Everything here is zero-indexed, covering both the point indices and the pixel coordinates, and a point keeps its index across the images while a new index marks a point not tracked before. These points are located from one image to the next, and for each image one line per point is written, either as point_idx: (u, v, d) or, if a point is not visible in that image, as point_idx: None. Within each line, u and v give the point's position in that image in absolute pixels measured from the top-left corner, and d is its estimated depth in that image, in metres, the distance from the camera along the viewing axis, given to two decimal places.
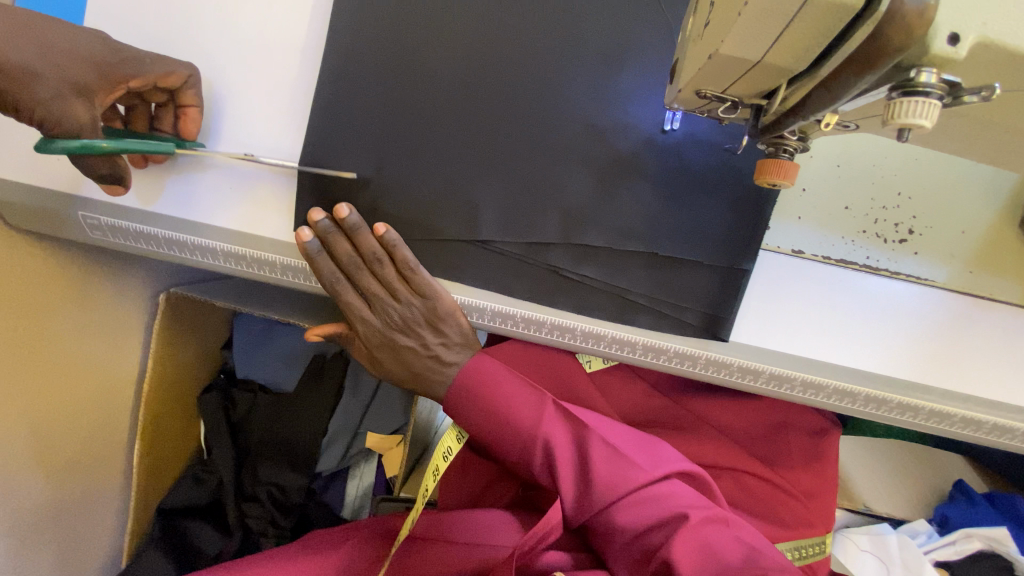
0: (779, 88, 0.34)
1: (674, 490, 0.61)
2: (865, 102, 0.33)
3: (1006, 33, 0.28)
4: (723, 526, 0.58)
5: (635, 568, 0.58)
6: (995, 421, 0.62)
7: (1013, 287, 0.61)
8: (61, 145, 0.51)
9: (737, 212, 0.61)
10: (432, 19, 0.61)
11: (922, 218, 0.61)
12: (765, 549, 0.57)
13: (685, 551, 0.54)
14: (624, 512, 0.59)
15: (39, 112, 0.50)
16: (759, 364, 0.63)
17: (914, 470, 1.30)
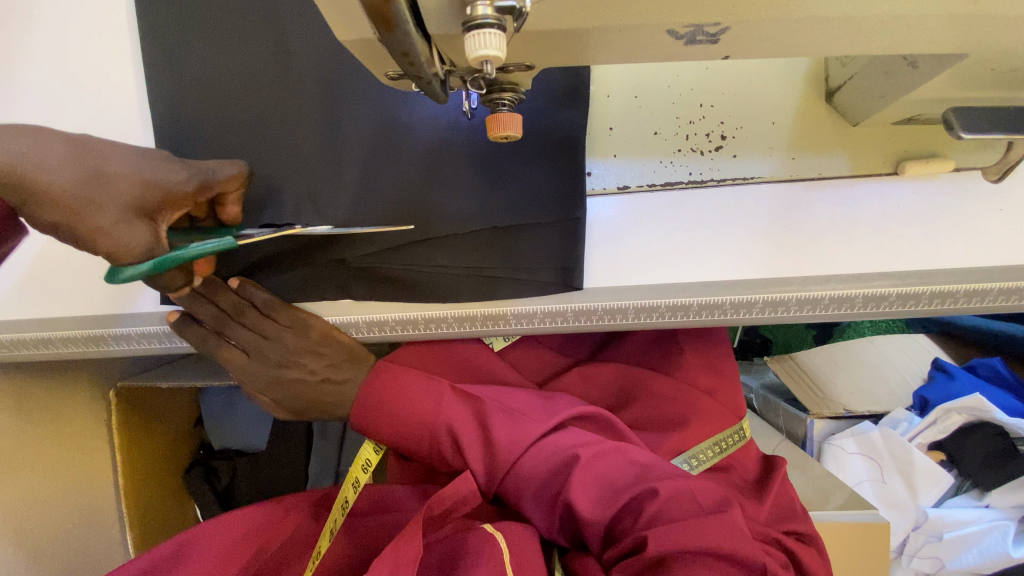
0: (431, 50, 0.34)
1: (567, 435, 0.66)
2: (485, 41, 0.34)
3: None
4: (617, 454, 0.64)
5: (548, 513, 0.63)
6: (865, 293, 0.63)
7: (839, 159, 0.62)
8: (130, 273, 0.50)
9: (558, 165, 0.63)
10: (233, 70, 0.65)
11: (733, 121, 0.63)
12: (657, 464, 0.64)
13: (582, 487, 0.60)
14: (524, 468, 0.64)
15: (104, 244, 0.50)
16: (622, 302, 0.65)
17: (881, 370, 1.34)
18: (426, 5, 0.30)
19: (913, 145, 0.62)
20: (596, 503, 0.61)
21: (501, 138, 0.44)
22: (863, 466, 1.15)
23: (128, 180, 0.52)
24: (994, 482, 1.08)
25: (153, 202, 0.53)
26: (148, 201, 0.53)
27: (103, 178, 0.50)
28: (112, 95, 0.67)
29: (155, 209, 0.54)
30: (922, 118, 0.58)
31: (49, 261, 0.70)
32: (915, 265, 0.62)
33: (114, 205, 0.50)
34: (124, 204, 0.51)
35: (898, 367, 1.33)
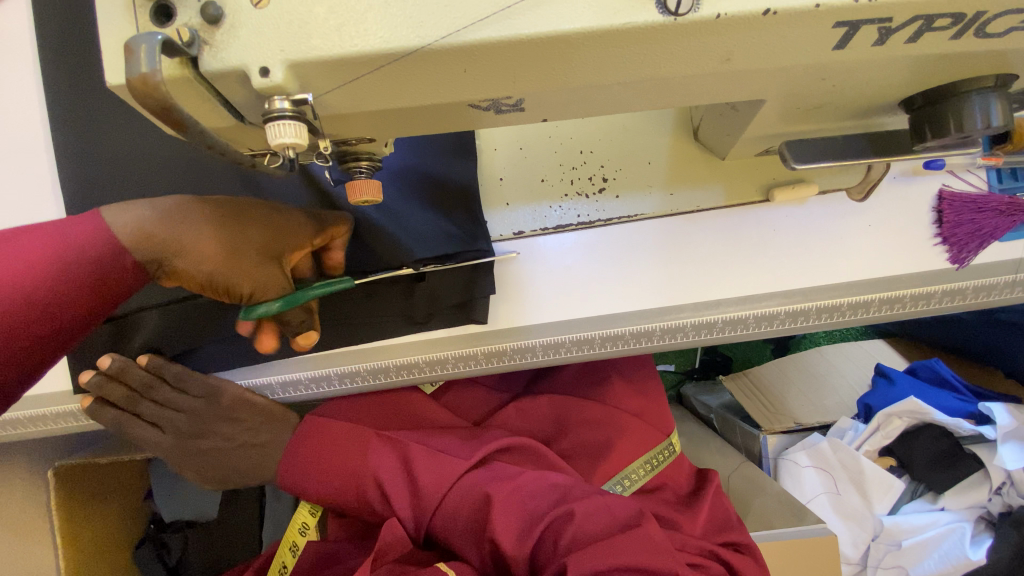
0: (260, 135, 0.37)
1: (491, 470, 0.66)
2: (325, 123, 0.37)
3: (307, 44, 0.30)
4: (538, 480, 0.66)
5: (476, 550, 0.62)
6: (754, 314, 0.66)
7: (713, 191, 0.66)
8: (268, 309, 0.52)
9: (453, 214, 0.66)
10: (133, 150, 0.67)
11: (611, 164, 0.67)
12: (578, 486, 0.66)
13: (504, 517, 0.60)
14: (448, 507, 0.64)
15: (247, 289, 0.50)
16: (528, 341, 0.67)
17: (829, 379, 1.37)
18: (233, 99, 0.33)
19: (780, 172, 0.66)
20: (517, 534, 0.60)
21: (364, 203, 0.46)
22: (821, 480, 1.16)
23: (264, 229, 0.51)
24: (944, 484, 1.11)
25: (283, 246, 0.52)
26: (277, 246, 0.52)
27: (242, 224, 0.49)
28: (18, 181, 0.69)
29: (285, 253, 0.53)
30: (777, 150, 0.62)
31: None
32: (796, 283, 0.66)
33: (255, 253, 0.49)
34: (263, 252, 0.50)
35: (845, 376, 1.37)
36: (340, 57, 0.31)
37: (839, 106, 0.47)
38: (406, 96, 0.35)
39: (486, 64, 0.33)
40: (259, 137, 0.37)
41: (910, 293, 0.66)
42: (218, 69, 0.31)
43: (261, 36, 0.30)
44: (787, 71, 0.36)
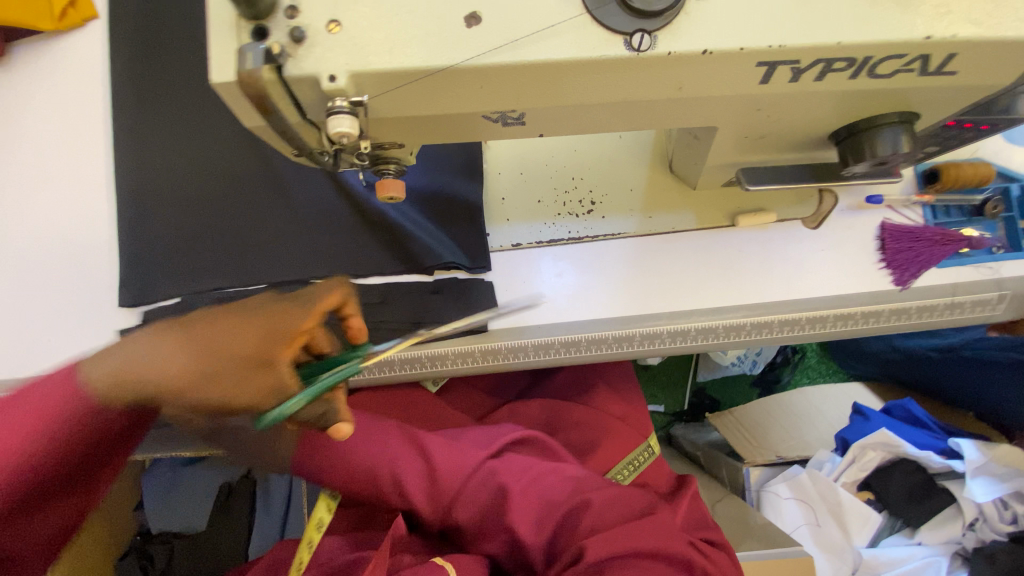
0: (316, 132, 0.47)
1: (506, 464, 0.70)
2: (369, 125, 0.47)
3: (366, 60, 0.41)
4: (553, 474, 0.70)
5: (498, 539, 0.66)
6: (723, 324, 0.75)
7: (685, 216, 0.77)
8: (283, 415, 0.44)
9: (461, 225, 0.76)
10: (188, 165, 0.79)
11: (598, 191, 0.77)
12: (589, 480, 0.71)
13: (524, 510, 0.66)
14: (466, 501, 0.68)
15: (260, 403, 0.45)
16: (522, 340, 0.75)
17: (809, 417, 1.43)
18: (303, 100, 0.43)
19: (744, 201, 0.76)
20: (533, 524, 0.66)
21: (388, 199, 0.56)
22: (801, 511, 1.19)
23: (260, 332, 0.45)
24: (921, 519, 1.14)
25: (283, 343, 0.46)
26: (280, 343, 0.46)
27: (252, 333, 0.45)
28: (82, 184, 0.79)
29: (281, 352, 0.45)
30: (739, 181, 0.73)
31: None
32: (759, 298, 0.74)
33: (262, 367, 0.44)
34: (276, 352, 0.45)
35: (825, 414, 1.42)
36: (389, 70, 0.41)
37: (782, 138, 0.57)
38: (435, 105, 0.45)
39: (498, 82, 0.43)
40: (315, 133, 0.47)
41: (861, 311, 0.75)
42: (297, 74, 0.41)
43: (332, 53, 0.41)
44: (728, 99, 0.46)
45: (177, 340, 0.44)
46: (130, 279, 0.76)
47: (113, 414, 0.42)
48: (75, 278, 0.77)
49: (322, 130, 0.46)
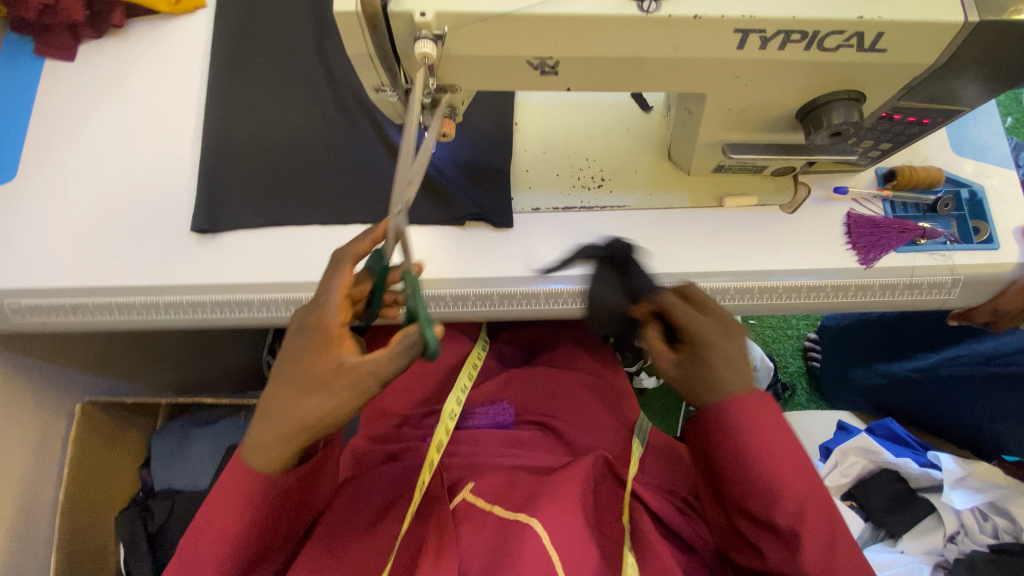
0: (404, 67, 0.64)
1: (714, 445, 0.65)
2: (441, 61, 0.62)
3: (448, 4, 0.57)
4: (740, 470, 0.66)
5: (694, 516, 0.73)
6: (709, 287, 0.86)
7: (680, 195, 0.90)
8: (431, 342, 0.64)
9: (490, 188, 0.90)
10: (265, 123, 0.94)
11: (608, 170, 0.92)
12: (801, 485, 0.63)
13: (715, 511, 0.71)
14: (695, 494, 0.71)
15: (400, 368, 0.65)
16: (534, 287, 0.86)
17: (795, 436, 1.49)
18: (397, 32, 0.59)
19: (730, 186, 0.90)
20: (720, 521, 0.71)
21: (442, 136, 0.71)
22: None
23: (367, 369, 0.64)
24: (903, 526, 1.18)
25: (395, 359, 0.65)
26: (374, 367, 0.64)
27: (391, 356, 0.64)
28: (172, 133, 0.94)
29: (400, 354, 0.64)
30: (726, 166, 0.87)
31: (81, 241, 0.88)
32: (742, 265, 0.86)
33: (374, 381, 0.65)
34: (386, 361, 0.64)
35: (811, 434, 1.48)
36: (465, 12, 0.57)
37: (756, 115, 0.72)
38: (492, 47, 0.60)
39: (542, 31, 0.58)
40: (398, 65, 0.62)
41: (831, 284, 0.86)
42: (397, 10, 0.57)
43: None
44: (710, 62, 0.62)
45: (344, 315, 0.66)
46: (203, 210, 0.88)
47: (308, 379, 0.64)
48: (154, 206, 0.90)
49: (408, 64, 0.63)
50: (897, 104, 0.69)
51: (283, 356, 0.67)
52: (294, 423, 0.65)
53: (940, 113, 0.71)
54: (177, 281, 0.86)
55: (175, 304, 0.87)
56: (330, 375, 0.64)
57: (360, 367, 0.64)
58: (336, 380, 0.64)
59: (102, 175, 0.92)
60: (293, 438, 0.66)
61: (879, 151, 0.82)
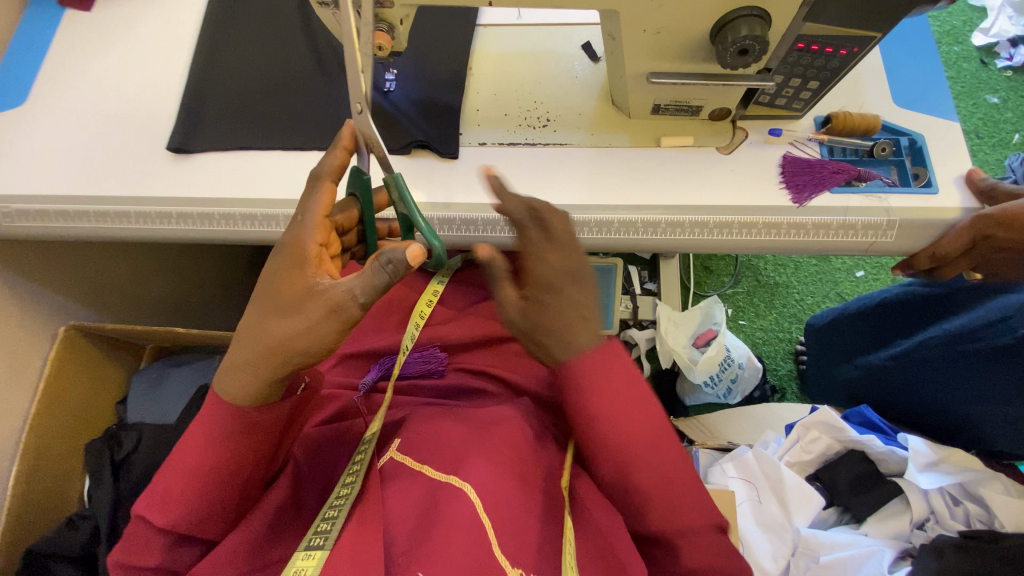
0: None
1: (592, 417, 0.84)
2: None
3: None
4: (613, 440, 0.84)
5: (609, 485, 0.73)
6: (641, 219, 0.88)
7: (621, 136, 0.94)
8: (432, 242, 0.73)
9: (440, 122, 0.95)
10: (244, 63, 1.03)
11: (553, 112, 0.96)
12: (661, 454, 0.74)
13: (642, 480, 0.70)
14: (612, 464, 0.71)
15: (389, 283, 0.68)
16: (473, 214, 0.90)
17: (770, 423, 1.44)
18: None
19: (669, 128, 0.93)
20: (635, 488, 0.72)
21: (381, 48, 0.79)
22: (745, 490, 1.17)
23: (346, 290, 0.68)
24: (866, 509, 1.13)
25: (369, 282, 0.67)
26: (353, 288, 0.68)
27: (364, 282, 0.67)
28: (163, 70, 1.04)
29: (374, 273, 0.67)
30: (664, 106, 0.90)
31: (69, 157, 0.97)
32: (676, 199, 0.88)
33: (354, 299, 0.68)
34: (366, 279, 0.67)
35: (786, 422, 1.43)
36: None
37: (674, 39, 0.76)
38: None
39: None
40: None
41: (763, 222, 0.87)
42: None
43: None
44: None
45: (321, 238, 0.73)
46: (177, 133, 0.97)
47: (286, 301, 0.71)
48: (137, 131, 0.99)
49: None
50: (805, 27, 0.73)
51: (264, 284, 0.73)
52: (273, 347, 0.71)
53: (856, 41, 0.74)
54: (146, 193, 0.94)
55: (143, 215, 0.94)
56: (304, 294, 0.70)
57: (334, 288, 0.68)
58: (312, 299, 0.69)
59: (97, 103, 1.02)
60: (273, 364, 0.72)
61: (809, 91, 0.85)
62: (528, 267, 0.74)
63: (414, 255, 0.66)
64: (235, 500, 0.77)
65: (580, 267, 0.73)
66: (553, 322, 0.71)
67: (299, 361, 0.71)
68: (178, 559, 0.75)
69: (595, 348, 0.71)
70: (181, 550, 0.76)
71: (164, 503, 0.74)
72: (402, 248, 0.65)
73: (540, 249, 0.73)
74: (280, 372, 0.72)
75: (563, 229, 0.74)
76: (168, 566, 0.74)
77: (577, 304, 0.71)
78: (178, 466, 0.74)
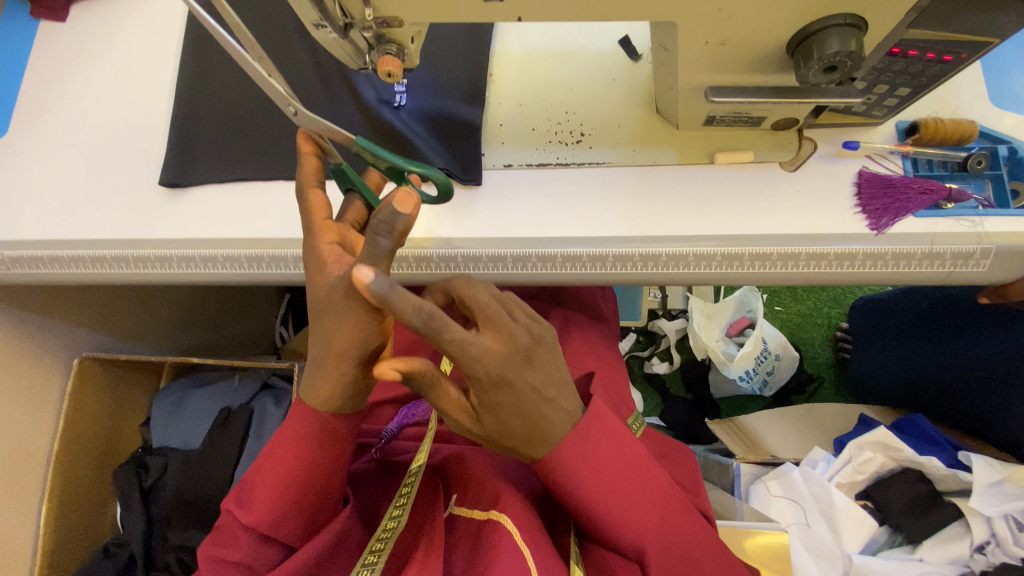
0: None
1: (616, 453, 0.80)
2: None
3: None
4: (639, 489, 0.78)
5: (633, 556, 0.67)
6: (695, 252, 0.76)
7: (667, 152, 0.82)
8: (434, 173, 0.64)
9: (459, 141, 0.84)
10: (237, 75, 0.92)
11: (589, 125, 0.84)
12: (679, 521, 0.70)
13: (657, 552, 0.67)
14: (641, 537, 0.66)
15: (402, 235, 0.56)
16: (500, 250, 0.79)
17: (813, 429, 1.36)
18: None
19: (724, 141, 0.81)
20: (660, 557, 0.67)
21: (387, 74, 0.66)
22: (790, 510, 1.13)
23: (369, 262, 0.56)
24: (924, 533, 1.06)
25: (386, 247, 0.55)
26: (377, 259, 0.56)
27: (378, 249, 0.55)
28: (150, 89, 0.94)
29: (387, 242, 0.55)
30: (719, 118, 0.78)
31: (59, 198, 0.89)
32: (734, 229, 0.77)
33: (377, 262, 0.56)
34: (379, 250, 0.55)
35: (832, 428, 1.35)
36: None
37: (740, 49, 0.63)
38: None
39: None
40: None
41: (836, 252, 0.75)
42: None
43: None
44: None
45: (330, 237, 0.62)
46: (170, 165, 0.87)
47: (319, 310, 0.62)
48: (127, 163, 0.90)
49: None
50: (908, 37, 0.62)
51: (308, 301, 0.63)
52: (329, 358, 0.63)
53: (963, 45, 0.62)
54: (142, 236, 0.85)
55: (139, 258, 0.85)
56: (332, 299, 0.61)
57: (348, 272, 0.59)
58: (345, 301, 0.60)
59: (83, 131, 0.93)
60: (336, 370, 0.64)
61: (895, 99, 0.72)
62: (463, 370, 0.57)
63: (405, 202, 0.54)
64: (314, 510, 0.70)
65: (532, 343, 0.60)
66: (518, 425, 0.61)
67: (357, 355, 0.62)
68: (258, 559, 0.70)
69: (573, 427, 0.64)
70: (267, 548, 0.70)
71: (251, 499, 0.69)
72: (388, 202, 0.53)
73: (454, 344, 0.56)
74: (351, 373, 0.64)
75: (490, 303, 0.60)
76: (249, 563, 0.69)
77: (539, 386, 0.61)
78: (265, 466, 0.69)
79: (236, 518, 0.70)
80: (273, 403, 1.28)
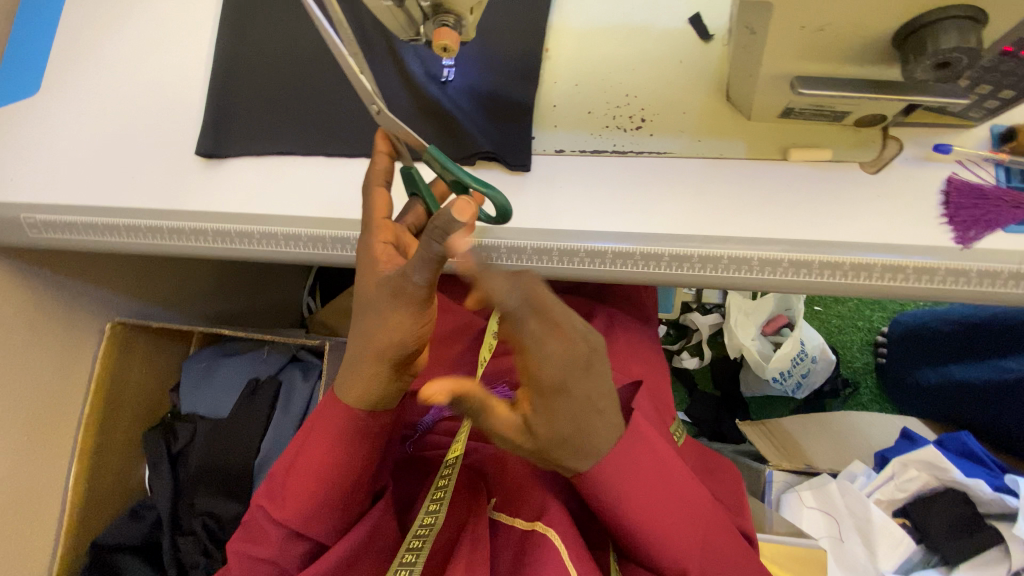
0: None
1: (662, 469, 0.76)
2: None
3: None
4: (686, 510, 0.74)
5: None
6: (759, 256, 0.71)
7: (734, 144, 0.75)
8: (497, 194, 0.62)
9: (510, 122, 0.79)
10: (278, 39, 0.87)
11: (650, 110, 0.78)
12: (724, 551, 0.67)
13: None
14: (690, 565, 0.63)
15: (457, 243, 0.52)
16: (547, 242, 0.74)
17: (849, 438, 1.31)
18: None
19: (798, 136, 0.74)
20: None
21: (442, 49, 0.61)
22: (822, 522, 1.09)
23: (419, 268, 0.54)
24: (963, 556, 1.01)
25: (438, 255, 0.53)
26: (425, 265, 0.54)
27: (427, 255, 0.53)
28: (188, 51, 0.90)
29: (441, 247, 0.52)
30: (797, 111, 0.71)
31: (96, 162, 0.86)
32: (803, 234, 0.71)
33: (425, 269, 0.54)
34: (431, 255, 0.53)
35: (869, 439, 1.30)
36: None
37: (836, 35, 0.57)
38: None
39: None
40: None
41: (914, 265, 0.69)
42: None
43: None
44: None
45: (386, 237, 0.61)
46: (208, 133, 0.84)
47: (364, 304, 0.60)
48: (164, 129, 0.87)
49: None
50: None
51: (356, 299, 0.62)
52: (366, 356, 0.60)
53: None
54: (178, 207, 0.82)
55: (174, 230, 0.82)
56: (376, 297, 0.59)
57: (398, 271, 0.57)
58: (391, 300, 0.57)
59: (120, 93, 0.90)
60: (374, 370, 0.61)
61: (996, 101, 0.63)
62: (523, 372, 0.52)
63: (462, 211, 0.50)
64: (344, 508, 0.68)
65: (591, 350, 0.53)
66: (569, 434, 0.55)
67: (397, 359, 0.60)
68: (288, 558, 0.68)
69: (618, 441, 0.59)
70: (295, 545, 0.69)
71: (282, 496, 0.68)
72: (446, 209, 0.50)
73: (523, 339, 0.50)
74: (385, 374, 0.61)
75: (552, 302, 0.51)
76: (280, 562, 0.68)
77: (595, 394, 0.55)
78: (299, 461, 0.68)
79: (267, 515, 0.69)
80: (300, 377, 1.27)
